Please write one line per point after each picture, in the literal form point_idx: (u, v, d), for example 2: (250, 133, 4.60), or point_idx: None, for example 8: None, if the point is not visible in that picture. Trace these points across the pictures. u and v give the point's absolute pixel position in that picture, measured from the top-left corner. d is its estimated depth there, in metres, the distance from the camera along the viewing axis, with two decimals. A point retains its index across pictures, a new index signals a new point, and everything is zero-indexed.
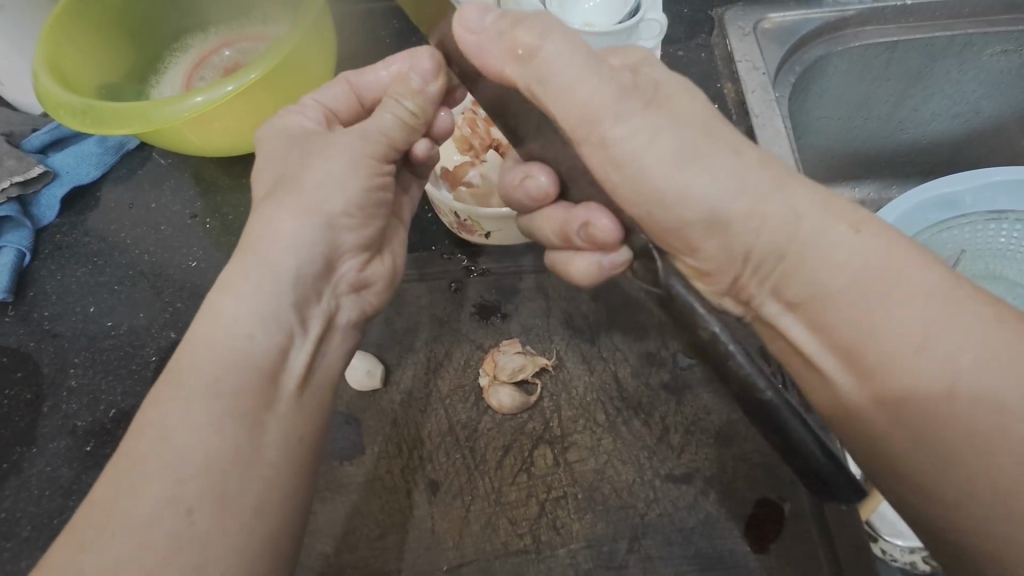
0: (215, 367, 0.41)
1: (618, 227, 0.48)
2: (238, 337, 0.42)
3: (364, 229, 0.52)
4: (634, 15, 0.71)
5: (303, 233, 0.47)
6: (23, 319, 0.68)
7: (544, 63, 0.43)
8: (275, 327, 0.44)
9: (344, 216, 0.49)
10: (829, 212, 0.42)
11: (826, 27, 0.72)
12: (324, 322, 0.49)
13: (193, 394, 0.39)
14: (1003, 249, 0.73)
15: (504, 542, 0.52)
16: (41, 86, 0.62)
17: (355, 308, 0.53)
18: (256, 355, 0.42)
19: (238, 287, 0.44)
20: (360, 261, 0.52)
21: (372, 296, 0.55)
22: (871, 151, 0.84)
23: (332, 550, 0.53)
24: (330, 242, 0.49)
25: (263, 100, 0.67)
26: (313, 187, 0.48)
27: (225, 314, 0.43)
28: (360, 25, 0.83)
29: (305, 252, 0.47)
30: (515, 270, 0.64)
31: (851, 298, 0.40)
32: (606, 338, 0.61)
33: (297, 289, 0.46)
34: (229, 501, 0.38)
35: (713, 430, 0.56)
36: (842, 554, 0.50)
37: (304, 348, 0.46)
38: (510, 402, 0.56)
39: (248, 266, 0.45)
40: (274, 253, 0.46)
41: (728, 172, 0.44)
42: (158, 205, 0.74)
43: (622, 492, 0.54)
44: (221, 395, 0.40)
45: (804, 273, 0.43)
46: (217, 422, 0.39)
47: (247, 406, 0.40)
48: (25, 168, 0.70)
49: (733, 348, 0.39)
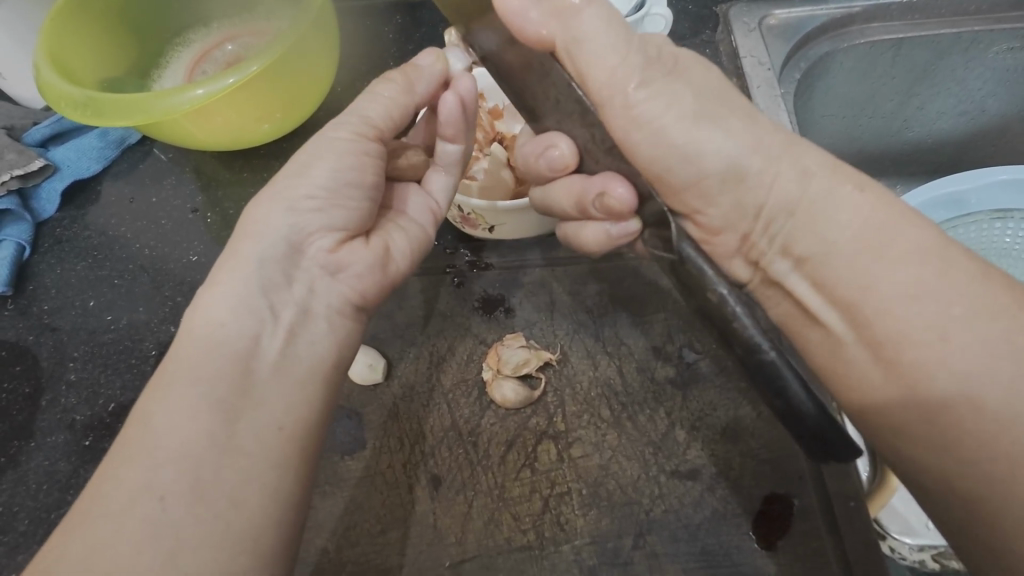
0: (200, 349, 0.41)
1: (633, 195, 0.46)
2: (211, 322, 0.43)
3: (332, 211, 0.48)
4: (639, 11, 0.71)
5: (269, 222, 0.47)
6: (22, 313, 0.67)
7: (581, 31, 0.46)
8: (245, 313, 0.44)
9: (308, 200, 0.48)
10: (834, 173, 0.44)
11: (831, 23, 0.71)
12: (303, 309, 0.47)
13: (174, 378, 0.40)
14: (1009, 249, 0.72)
15: (508, 538, 0.51)
16: (43, 79, 0.61)
17: (333, 293, 0.49)
18: (237, 343, 0.42)
19: (220, 278, 0.45)
20: (335, 239, 0.49)
21: (353, 280, 0.50)
22: (876, 150, 0.83)
23: (332, 545, 0.52)
24: (295, 227, 0.47)
25: (263, 94, 0.67)
26: (287, 177, 0.49)
27: (207, 307, 0.43)
28: (364, 21, 0.83)
29: (268, 239, 0.46)
30: (519, 264, 0.63)
31: (855, 255, 0.42)
32: (610, 334, 0.60)
33: (265, 271, 0.45)
34: (203, 488, 0.37)
35: (720, 426, 0.56)
36: (851, 552, 0.49)
37: (276, 335, 0.44)
38: (513, 397, 0.56)
39: (228, 261, 0.46)
40: (247, 245, 0.46)
41: (743, 136, 0.45)
42: (159, 199, 0.74)
43: (627, 488, 0.53)
44: (198, 380, 0.40)
45: (811, 234, 0.44)
46: (195, 408, 0.39)
47: (226, 390, 0.40)
48: (26, 161, 0.70)
49: (739, 312, 0.38)
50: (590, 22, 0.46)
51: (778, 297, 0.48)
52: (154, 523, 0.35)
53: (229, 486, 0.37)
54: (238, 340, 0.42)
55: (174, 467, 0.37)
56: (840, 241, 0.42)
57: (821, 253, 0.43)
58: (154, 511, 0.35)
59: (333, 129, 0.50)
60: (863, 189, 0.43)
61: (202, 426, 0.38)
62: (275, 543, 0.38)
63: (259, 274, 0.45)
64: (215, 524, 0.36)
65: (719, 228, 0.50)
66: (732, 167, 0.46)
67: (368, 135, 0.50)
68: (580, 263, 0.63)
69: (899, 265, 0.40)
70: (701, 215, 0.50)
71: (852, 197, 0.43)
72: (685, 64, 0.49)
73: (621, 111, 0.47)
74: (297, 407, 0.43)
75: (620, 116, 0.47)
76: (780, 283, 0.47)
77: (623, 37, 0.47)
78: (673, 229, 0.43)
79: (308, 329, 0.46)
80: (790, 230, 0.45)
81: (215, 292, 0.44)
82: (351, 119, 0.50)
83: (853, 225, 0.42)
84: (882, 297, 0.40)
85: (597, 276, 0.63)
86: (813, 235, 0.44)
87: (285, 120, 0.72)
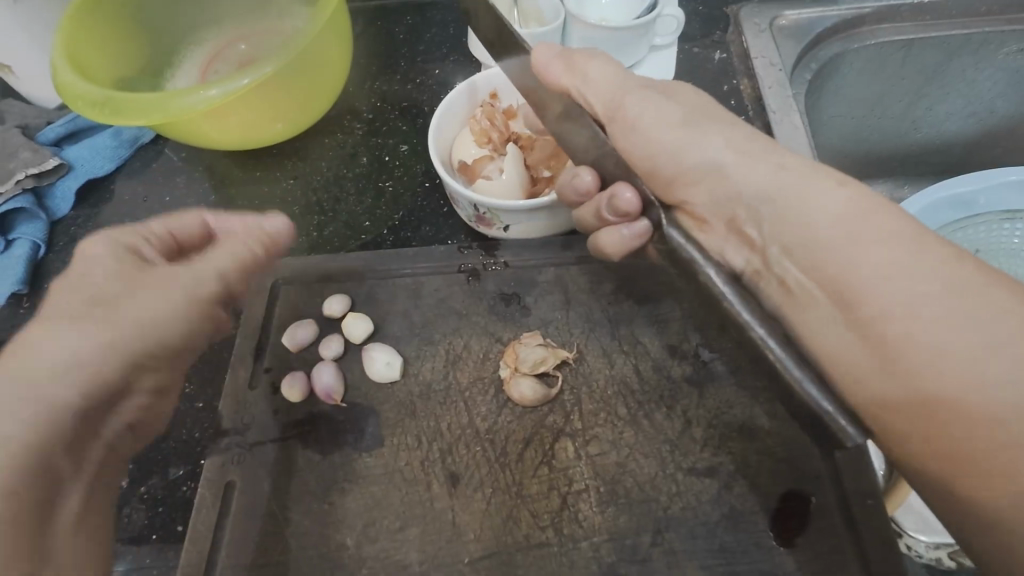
0: (49, 349, 0.40)
1: (638, 197, 0.48)
2: (51, 330, 0.41)
3: (149, 235, 0.48)
4: (652, 11, 0.71)
5: (94, 250, 0.45)
6: (37, 310, 0.68)
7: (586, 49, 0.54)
8: (82, 323, 0.42)
9: (124, 236, 0.48)
10: (822, 172, 0.46)
11: (841, 24, 0.72)
12: (146, 324, 0.45)
13: (26, 378, 0.39)
14: (1020, 249, 0.72)
15: (526, 535, 0.52)
16: (60, 78, 0.62)
17: (205, 305, 0.48)
18: (82, 350, 0.41)
19: (63, 286, 0.44)
20: (185, 275, 0.48)
21: (203, 307, 0.48)
22: (887, 151, 0.83)
23: (350, 542, 0.52)
24: (124, 254, 0.46)
25: (278, 93, 0.67)
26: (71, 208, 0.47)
27: (48, 312, 0.42)
28: (376, 22, 0.83)
29: (109, 264, 0.45)
30: (535, 263, 0.63)
31: (840, 245, 0.43)
32: (626, 331, 0.60)
33: (108, 286, 0.44)
34: (25, 509, 0.35)
35: (737, 424, 0.56)
36: (870, 549, 0.49)
37: (118, 347, 0.43)
38: (532, 394, 0.56)
39: (72, 272, 0.45)
40: (87, 264, 0.45)
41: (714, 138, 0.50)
42: (173, 198, 0.74)
43: (645, 485, 0.53)
44: (51, 386, 0.39)
45: (797, 227, 0.46)
46: (23, 411, 0.37)
47: (66, 398, 0.39)
48: (39, 160, 0.70)
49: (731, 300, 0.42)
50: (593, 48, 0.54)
51: (771, 286, 0.49)
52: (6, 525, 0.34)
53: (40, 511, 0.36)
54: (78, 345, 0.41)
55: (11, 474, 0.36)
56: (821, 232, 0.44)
57: (809, 243, 0.45)
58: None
59: None
60: (844, 184, 0.45)
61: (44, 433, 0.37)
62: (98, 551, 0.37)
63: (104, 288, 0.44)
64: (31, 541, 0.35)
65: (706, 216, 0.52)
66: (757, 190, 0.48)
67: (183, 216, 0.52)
68: (595, 261, 0.63)
69: (883, 247, 0.41)
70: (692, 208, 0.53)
71: (829, 192, 0.45)
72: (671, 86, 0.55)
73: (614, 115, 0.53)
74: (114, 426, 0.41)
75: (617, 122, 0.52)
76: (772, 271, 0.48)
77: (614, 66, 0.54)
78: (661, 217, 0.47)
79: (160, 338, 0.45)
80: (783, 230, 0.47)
81: (61, 295, 0.43)
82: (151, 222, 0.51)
83: (823, 212, 0.44)
84: (858, 285, 0.42)
85: (613, 275, 0.63)
86: (802, 226, 0.45)
87: (300, 118, 0.72)
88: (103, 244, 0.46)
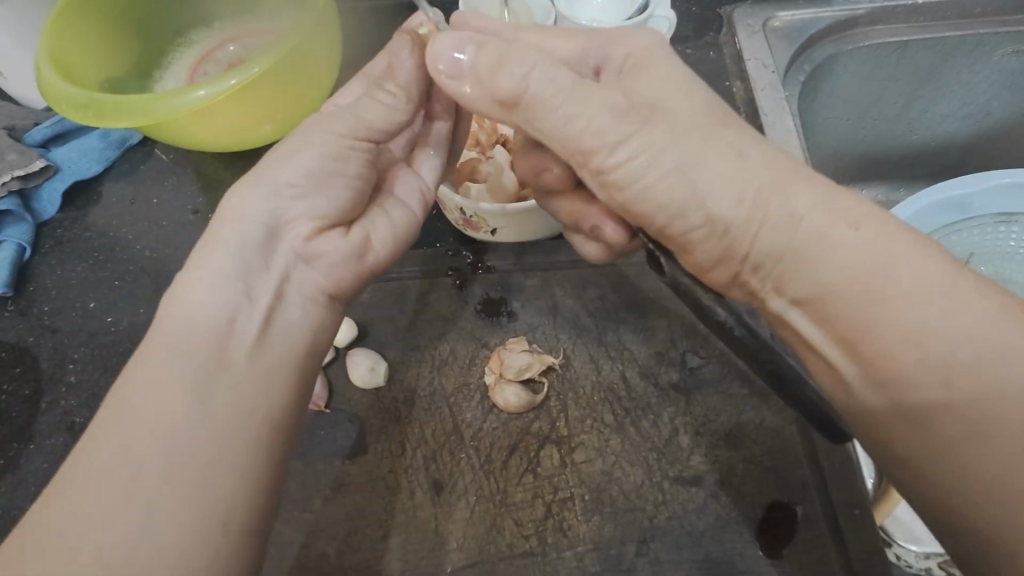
0: (185, 329, 0.41)
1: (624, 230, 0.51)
2: (189, 308, 0.42)
3: (315, 199, 0.48)
4: (643, 12, 0.70)
5: (248, 206, 0.46)
6: (22, 314, 0.67)
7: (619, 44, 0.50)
8: (224, 296, 0.42)
9: (294, 185, 0.47)
10: (831, 209, 0.40)
11: (836, 25, 0.71)
12: (278, 296, 0.45)
13: (156, 358, 0.40)
14: (1014, 253, 0.72)
15: (509, 544, 0.51)
16: (44, 80, 0.61)
17: (309, 281, 0.47)
18: (217, 326, 0.41)
19: (199, 262, 0.43)
20: (316, 227, 0.48)
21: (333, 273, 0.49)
22: (881, 153, 0.83)
23: (333, 550, 0.52)
24: (276, 214, 0.46)
25: (266, 94, 0.66)
26: (275, 167, 0.48)
27: (182, 292, 0.42)
28: (366, 23, 0.83)
29: (245, 223, 0.45)
30: (521, 268, 0.63)
31: (859, 291, 0.38)
32: (613, 337, 0.60)
33: (243, 256, 0.44)
34: (174, 471, 0.36)
35: (724, 431, 0.55)
36: (855, 559, 0.49)
37: (254, 319, 0.43)
38: (516, 401, 0.55)
39: (205, 243, 0.44)
40: (226, 228, 0.45)
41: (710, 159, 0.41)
42: (160, 201, 0.74)
43: (630, 494, 0.53)
44: (183, 359, 0.40)
45: (805, 276, 0.40)
46: (169, 390, 0.38)
47: (205, 377, 0.39)
48: (26, 162, 0.69)
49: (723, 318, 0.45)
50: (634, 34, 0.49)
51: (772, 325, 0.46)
52: (129, 500, 0.35)
53: (197, 479, 0.37)
54: (216, 320, 0.42)
55: (147, 449, 0.36)
56: (837, 282, 0.39)
57: None
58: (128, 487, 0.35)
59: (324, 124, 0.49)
60: (859, 227, 0.39)
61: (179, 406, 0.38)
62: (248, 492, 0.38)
63: (240, 259, 0.44)
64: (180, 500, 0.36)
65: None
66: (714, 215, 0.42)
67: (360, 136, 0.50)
68: (582, 266, 0.63)
69: (916, 302, 0.36)
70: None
71: (845, 238, 0.39)
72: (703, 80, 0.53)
73: None
74: (274, 387, 0.42)
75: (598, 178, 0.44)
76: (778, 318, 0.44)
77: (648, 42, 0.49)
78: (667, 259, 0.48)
79: (283, 314, 0.45)
80: (783, 272, 0.41)
81: (193, 276, 0.43)
82: (342, 115, 0.50)
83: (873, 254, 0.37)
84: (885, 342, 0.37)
85: (601, 279, 0.62)
86: None
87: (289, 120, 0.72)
88: (247, 198, 0.46)
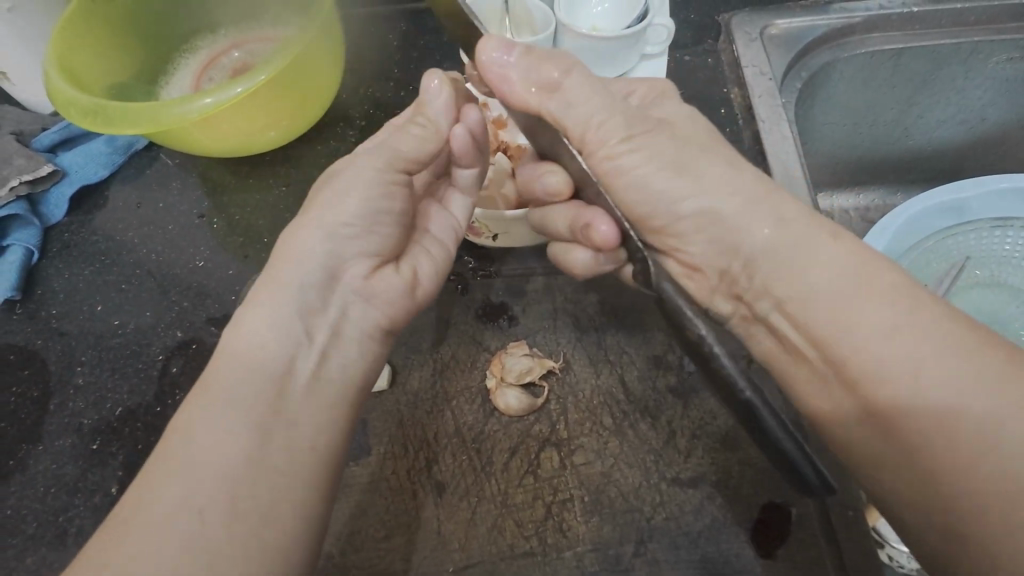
0: (242, 369, 0.42)
1: (613, 231, 0.49)
2: (249, 350, 0.43)
3: (366, 238, 0.50)
4: (642, 20, 0.71)
5: (309, 248, 0.48)
6: (30, 317, 0.68)
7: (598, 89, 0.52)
8: (289, 336, 0.44)
9: (347, 226, 0.49)
10: (810, 226, 0.47)
11: (832, 33, 0.72)
12: (336, 332, 0.47)
13: (211, 398, 0.40)
14: (1008, 258, 0.73)
15: (510, 544, 0.52)
16: (52, 86, 0.62)
17: (367, 317, 0.50)
18: (277, 363, 0.43)
19: (261, 301, 0.45)
20: (370, 265, 0.50)
21: (387, 306, 0.51)
22: (878, 157, 0.84)
23: (337, 550, 0.53)
24: (335, 253, 0.48)
25: (272, 102, 0.68)
26: (324, 204, 0.50)
27: (246, 330, 0.44)
28: (368, 29, 0.84)
29: (308, 266, 0.47)
30: (523, 272, 0.64)
31: (851, 293, 0.43)
32: (612, 341, 0.61)
33: (305, 295, 0.46)
34: (240, 508, 0.37)
35: (720, 434, 0.56)
36: (848, 559, 0.50)
37: (311, 355, 0.45)
38: (517, 405, 0.57)
39: (269, 283, 0.46)
40: (289, 271, 0.47)
41: (719, 186, 0.50)
42: (165, 205, 0.75)
43: (628, 495, 0.54)
44: (238, 400, 0.41)
45: (789, 280, 0.46)
46: (231, 427, 0.39)
47: (263, 411, 0.41)
48: (34, 167, 0.71)
49: (716, 351, 0.40)
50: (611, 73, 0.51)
51: (759, 334, 0.51)
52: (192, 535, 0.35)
53: (263, 510, 0.38)
54: (277, 356, 0.43)
55: (212, 488, 0.37)
56: (822, 284, 0.45)
57: (800, 299, 0.46)
58: (190, 530, 0.36)
59: (365, 158, 0.52)
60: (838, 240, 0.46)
61: (240, 443, 0.39)
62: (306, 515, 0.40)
63: (300, 302, 0.46)
64: (245, 538, 0.37)
65: (699, 265, 0.54)
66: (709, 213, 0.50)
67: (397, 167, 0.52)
68: (581, 272, 0.64)
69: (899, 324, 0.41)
70: (682, 253, 0.55)
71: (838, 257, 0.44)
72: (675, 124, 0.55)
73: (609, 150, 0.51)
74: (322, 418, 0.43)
75: (602, 164, 0.51)
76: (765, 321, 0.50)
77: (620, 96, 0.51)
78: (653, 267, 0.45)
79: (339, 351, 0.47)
80: (771, 276, 0.48)
81: (258, 312, 0.45)
82: (382, 150, 0.52)
83: None
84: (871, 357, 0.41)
85: (599, 283, 0.64)
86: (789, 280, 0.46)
87: (293, 126, 0.73)
88: (305, 239, 0.48)
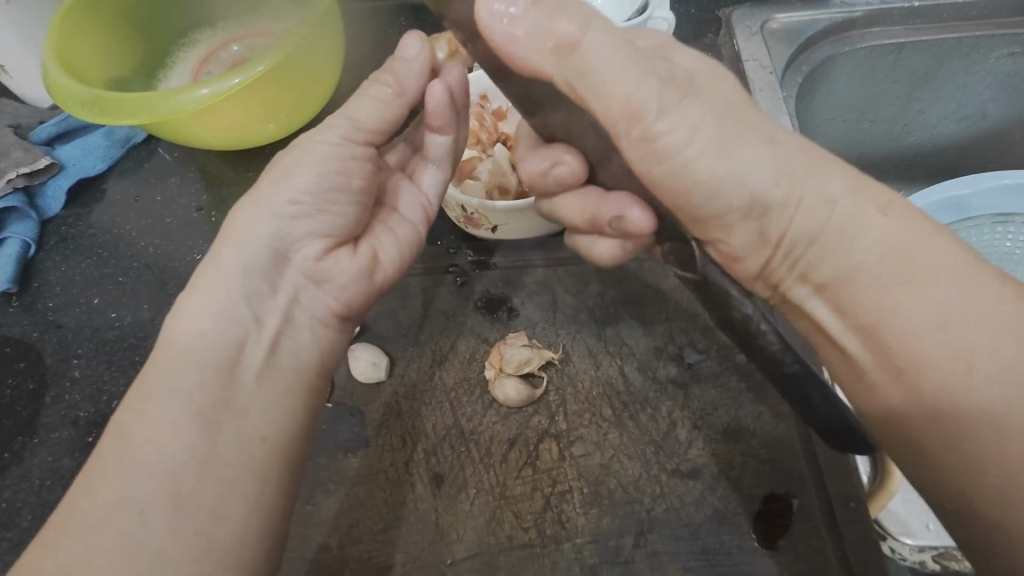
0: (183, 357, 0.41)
1: (651, 219, 0.47)
2: (193, 333, 0.42)
3: (318, 216, 0.48)
4: (642, 14, 0.72)
5: (254, 226, 0.46)
6: (27, 310, 0.68)
7: (588, 60, 0.40)
8: (234, 324, 0.43)
9: (293, 205, 0.47)
10: (860, 197, 0.42)
11: (832, 27, 0.72)
12: (288, 319, 0.47)
13: (149, 392, 0.39)
14: (1010, 254, 0.72)
15: (509, 535, 0.52)
16: (50, 78, 0.62)
17: (319, 302, 0.49)
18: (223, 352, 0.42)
19: (198, 288, 0.44)
20: (322, 246, 0.49)
21: (339, 291, 0.50)
22: (877, 154, 0.83)
23: (334, 542, 0.52)
24: (279, 234, 0.47)
25: (272, 95, 0.67)
26: (272, 183, 0.48)
27: (185, 316, 0.43)
28: (368, 24, 0.83)
29: (251, 245, 0.46)
30: (522, 264, 0.63)
31: (881, 281, 0.40)
32: (612, 332, 0.60)
33: (250, 278, 0.45)
34: (185, 502, 0.37)
35: (721, 426, 0.56)
36: (852, 553, 0.50)
37: (262, 343, 0.44)
38: (516, 395, 0.56)
39: (210, 268, 0.45)
40: (229, 250, 0.45)
41: (765, 162, 0.42)
42: (164, 198, 0.74)
43: (628, 487, 0.53)
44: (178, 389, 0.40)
45: (832, 261, 0.42)
46: (176, 417, 0.39)
47: (206, 398, 0.40)
48: (31, 160, 0.70)
49: (766, 330, 0.39)
50: (594, 49, 0.40)
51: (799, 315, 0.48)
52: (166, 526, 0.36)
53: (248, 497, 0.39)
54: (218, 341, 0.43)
55: (156, 483, 0.37)
56: (864, 265, 0.41)
57: (846, 278, 0.41)
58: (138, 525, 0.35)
59: (319, 133, 0.50)
60: (886, 211, 0.41)
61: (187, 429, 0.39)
62: (271, 500, 0.40)
63: (244, 281, 0.45)
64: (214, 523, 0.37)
65: (741, 255, 0.47)
66: (752, 197, 0.43)
67: (356, 139, 0.51)
68: (580, 264, 0.64)
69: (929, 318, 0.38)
70: (725, 244, 0.47)
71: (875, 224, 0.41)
72: (700, 78, 0.46)
73: (642, 143, 0.42)
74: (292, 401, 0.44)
75: (637, 146, 0.42)
76: (798, 305, 0.46)
77: (631, 66, 0.41)
78: (699, 252, 0.43)
79: (296, 340, 0.47)
80: (814, 254, 0.43)
81: (196, 299, 0.43)
82: (339, 119, 0.51)
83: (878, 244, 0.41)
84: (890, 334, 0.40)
85: (602, 276, 0.63)
86: (834, 260, 0.42)
87: (291, 119, 0.72)
88: (248, 214, 0.47)
